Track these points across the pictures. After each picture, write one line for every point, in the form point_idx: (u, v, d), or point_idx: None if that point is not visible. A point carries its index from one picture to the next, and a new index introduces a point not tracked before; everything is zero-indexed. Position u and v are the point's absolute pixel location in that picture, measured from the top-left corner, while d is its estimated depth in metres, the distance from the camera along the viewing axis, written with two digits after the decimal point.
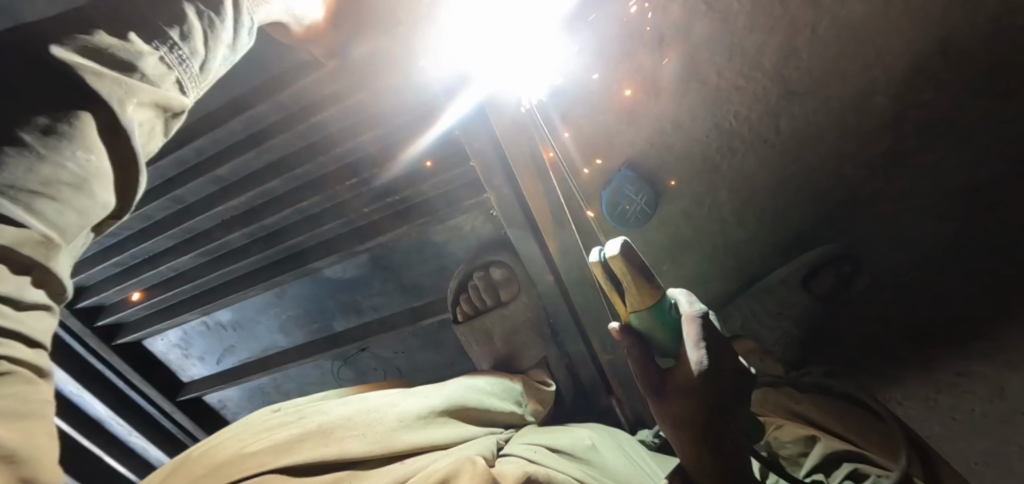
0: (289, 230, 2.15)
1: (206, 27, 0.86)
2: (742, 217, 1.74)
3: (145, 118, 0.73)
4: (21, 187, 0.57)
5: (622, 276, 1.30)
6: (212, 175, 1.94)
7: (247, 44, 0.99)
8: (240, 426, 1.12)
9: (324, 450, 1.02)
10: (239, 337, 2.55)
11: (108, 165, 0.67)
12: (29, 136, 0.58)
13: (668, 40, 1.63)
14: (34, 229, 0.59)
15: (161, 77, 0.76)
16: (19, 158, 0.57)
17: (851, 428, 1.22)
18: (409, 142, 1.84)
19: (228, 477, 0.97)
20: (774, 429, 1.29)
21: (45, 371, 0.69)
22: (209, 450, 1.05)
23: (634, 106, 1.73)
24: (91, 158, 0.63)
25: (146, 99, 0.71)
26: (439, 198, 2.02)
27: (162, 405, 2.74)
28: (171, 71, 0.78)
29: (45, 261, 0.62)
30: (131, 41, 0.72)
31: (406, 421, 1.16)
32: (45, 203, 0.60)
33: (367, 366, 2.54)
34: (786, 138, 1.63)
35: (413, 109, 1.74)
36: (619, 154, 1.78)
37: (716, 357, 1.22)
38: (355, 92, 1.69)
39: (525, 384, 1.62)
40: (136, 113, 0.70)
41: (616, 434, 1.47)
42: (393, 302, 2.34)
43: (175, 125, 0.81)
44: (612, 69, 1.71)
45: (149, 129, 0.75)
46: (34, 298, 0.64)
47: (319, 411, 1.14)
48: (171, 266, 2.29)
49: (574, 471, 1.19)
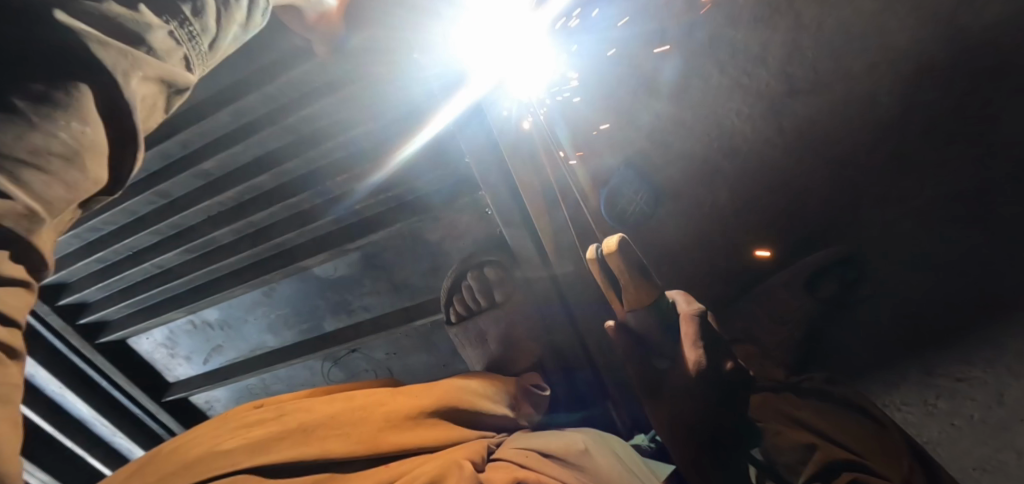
0: (278, 227, 2.11)
1: (221, 6, 0.84)
2: (741, 221, 1.69)
3: (148, 93, 0.71)
4: (8, 154, 0.55)
5: (619, 274, 1.27)
6: (199, 168, 1.92)
7: (260, 25, 0.97)
8: (214, 422, 1.05)
9: (305, 451, 0.99)
10: (227, 336, 2.50)
11: (103, 139, 0.65)
12: (23, 103, 0.56)
13: (668, 43, 1.75)
14: (17, 200, 0.55)
15: (168, 51, 0.75)
16: (7, 125, 0.55)
17: (853, 437, 1.13)
18: (406, 138, 1.84)
19: (202, 475, 0.90)
20: (771, 437, 1.19)
21: (15, 351, 0.64)
22: (179, 446, 0.98)
23: (632, 108, 1.86)
24: (85, 130, 0.62)
25: (152, 73, 0.70)
26: (436, 195, 2.00)
27: (147, 404, 2.69)
28: (180, 46, 0.77)
29: (28, 235, 0.58)
30: (141, 11, 0.70)
31: (394, 420, 1.13)
32: (32, 174, 0.57)
33: (357, 368, 2.48)
34: (789, 137, 1.60)
35: (412, 106, 1.81)
36: (614, 155, 1.87)
37: (711, 356, 1.23)
38: (354, 83, 1.72)
39: (516, 387, 1.53)
40: (139, 87, 0.69)
41: (611, 440, 1.39)
42: (384, 302, 2.29)
43: (177, 101, 0.80)
44: (608, 72, 1.86)
45: (151, 103, 0.73)
46: (11, 272, 0.58)
47: (301, 408, 1.09)
48: (157, 262, 2.24)
49: (565, 475, 1.16)
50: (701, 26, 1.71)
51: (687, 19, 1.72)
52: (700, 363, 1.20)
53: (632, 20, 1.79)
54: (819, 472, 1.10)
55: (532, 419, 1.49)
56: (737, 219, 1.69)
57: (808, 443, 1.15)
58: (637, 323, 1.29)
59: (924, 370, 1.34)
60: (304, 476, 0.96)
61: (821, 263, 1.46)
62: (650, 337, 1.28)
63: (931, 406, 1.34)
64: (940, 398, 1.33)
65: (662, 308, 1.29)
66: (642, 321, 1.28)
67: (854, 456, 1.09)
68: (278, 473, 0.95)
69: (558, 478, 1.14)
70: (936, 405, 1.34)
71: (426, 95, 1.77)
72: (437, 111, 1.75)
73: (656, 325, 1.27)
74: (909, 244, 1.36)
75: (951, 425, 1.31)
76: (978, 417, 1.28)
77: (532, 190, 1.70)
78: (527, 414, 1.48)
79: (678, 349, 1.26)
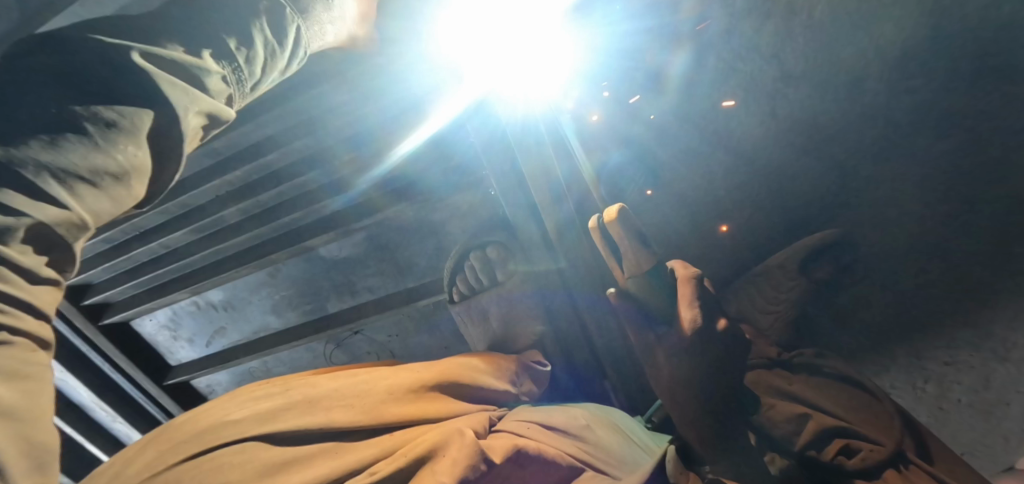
0: (284, 207, 2.17)
1: (268, 55, 0.95)
2: (737, 201, 1.74)
3: (196, 125, 0.80)
4: (72, 171, 0.63)
5: (618, 242, 1.29)
6: (209, 146, 1.98)
7: (293, 69, 1.06)
8: (231, 398, 1.04)
9: (309, 419, 1.00)
10: (231, 318, 2.53)
11: (149, 162, 0.73)
12: (93, 128, 0.65)
13: (679, 39, 1.78)
14: (73, 211, 0.64)
15: (219, 92, 0.85)
16: (77, 146, 0.64)
17: (845, 408, 1.19)
18: (415, 130, 1.95)
19: (213, 441, 0.91)
20: (766, 410, 1.25)
21: (46, 341, 0.68)
22: (195, 417, 0.99)
23: (638, 105, 1.88)
24: (138, 154, 0.70)
25: (204, 109, 0.79)
26: (440, 187, 2.09)
27: (149, 387, 2.72)
28: (228, 87, 0.87)
29: (73, 239, 0.67)
30: (204, 58, 0.81)
31: (396, 393, 1.16)
32: (87, 189, 0.65)
33: (360, 349, 2.52)
34: (779, 122, 1.64)
35: (416, 99, 1.92)
36: (621, 151, 1.91)
37: (706, 314, 1.21)
38: (367, 75, 1.84)
39: (518, 364, 1.56)
40: (192, 120, 0.78)
41: (611, 414, 1.46)
42: (387, 284, 2.33)
43: (213, 133, 0.87)
44: (611, 66, 1.86)
45: (194, 134, 0.81)
46: (46, 272, 0.66)
47: (307, 383, 1.10)
48: (163, 242, 2.29)
49: (570, 447, 1.21)
50: (712, 19, 1.70)
51: (698, 15, 1.73)
52: (696, 322, 1.20)
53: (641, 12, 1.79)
54: (814, 438, 1.18)
55: (534, 395, 1.53)
56: (733, 200, 1.75)
57: (802, 413, 1.22)
58: (637, 291, 1.29)
59: (914, 353, 1.53)
60: (313, 443, 0.97)
61: (812, 248, 1.47)
62: (650, 304, 1.28)
63: (920, 388, 1.55)
64: (928, 382, 1.53)
65: (659, 276, 1.29)
66: (642, 288, 1.28)
67: (845, 423, 1.16)
68: (284, 441, 0.96)
69: (560, 448, 1.19)
70: (925, 387, 1.54)
71: (434, 86, 1.88)
72: (447, 102, 1.85)
73: (656, 293, 1.28)
74: (888, 222, 1.51)
75: (940, 407, 1.55)
76: (964, 400, 1.50)
77: (540, 181, 1.72)
78: (529, 391, 1.52)
79: (674, 312, 1.26)
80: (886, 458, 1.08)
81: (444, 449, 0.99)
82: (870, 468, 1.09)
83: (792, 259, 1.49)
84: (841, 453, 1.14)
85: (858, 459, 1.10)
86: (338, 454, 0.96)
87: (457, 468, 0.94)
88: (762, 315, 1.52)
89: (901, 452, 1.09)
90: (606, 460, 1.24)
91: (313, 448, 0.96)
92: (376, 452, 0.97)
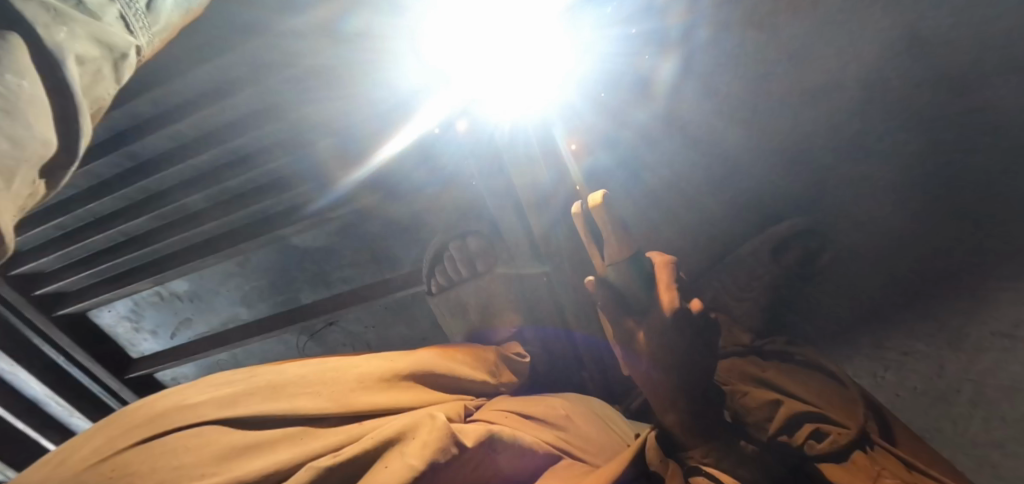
0: (253, 194, 2.11)
1: None
2: (715, 197, 1.80)
3: (87, 53, 0.75)
4: None
5: (602, 227, 1.27)
6: (172, 129, 1.90)
7: None
8: (190, 385, 1.00)
9: (272, 405, 0.97)
10: (196, 309, 2.48)
11: (41, 91, 0.67)
12: None
13: (669, 43, 1.77)
14: None
15: (100, 6, 0.76)
16: None
17: (815, 394, 1.27)
18: (398, 128, 2.00)
19: (166, 426, 0.87)
20: (739, 397, 1.30)
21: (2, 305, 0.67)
22: (147, 402, 0.94)
23: (626, 109, 1.88)
24: (23, 84, 0.64)
25: (82, 31, 0.72)
26: (429, 186, 2.16)
27: (108, 381, 2.61)
28: (114, 4, 0.78)
29: None
30: None
31: (367, 382, 1.13)
32: None
33: (334, 341, 2.48)
34: (762, 116, 1.66)
35: (404, 100, 1.99)
36: (609, 154, 1.93)
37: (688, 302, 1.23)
38: (351, 70, 1.92)
39: (499, 354, 1.57)
40: (74, 44, 0.71)
41: (590, 401, 1.50)
42: (362, 274, 2.30)
43: (120, 65, 0.84)
44: (602, 69, 1.81)
45: (95, 68, 0.79)
46: None
47: (272, 370, 1.07)
48: (122, 229, 2.19)
49: (548, 434, 1.23)
50: (701, 25, 1.70)
51: (689, 19, 1.72)
52: (676, 305, 1.19)
53: (633, 18, 1.75)
54: (784, 423, 1.21)
55: (511, 385, 1.52)
56: (710, 192, 1.80)
57: (775, 400, 1.27)
58: (618, 278, 1.25)
59: (874, 341, 1.54)
60: (275, 428, 0.94)
61: (785, 233, 1.56)
62: (630, 293, 1.24)
63: (879, 377, 1.53)
64: (887, 371, 1.51)
65: (639, 266, 1.26)
66: (622, 275, 1.25)
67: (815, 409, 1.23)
68: (246, 425, 0.93)
69: (537, 435, 1.20)
70: (884, 376, 1.52)
71: (422, 89, 1.95)
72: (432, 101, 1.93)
73: (635, 280, 1.24)
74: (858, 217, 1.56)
75: (897, 395, 1.49)
76: (919, 388, 1.43)
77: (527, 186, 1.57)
78: (509, 380, 1.52)
79: (653, 298, 1.23)
80: (853, 441, 1.13)
81: (415, 429, 0.97)
82: (837, 450, 1.13)
83: (765, 244, 1.58)
84: (811, 437, 1.18)
85: (826, 443, 1.15)
86: (304, 441, 0.93)
87: (427, 451, 0.92)
88: (736, 302, 1.60)
89: (866, 435, 1.15)
90: (585, 451, 1.24)
91: (275, 434, 0.92)
92: (342, 439, 0.94)
